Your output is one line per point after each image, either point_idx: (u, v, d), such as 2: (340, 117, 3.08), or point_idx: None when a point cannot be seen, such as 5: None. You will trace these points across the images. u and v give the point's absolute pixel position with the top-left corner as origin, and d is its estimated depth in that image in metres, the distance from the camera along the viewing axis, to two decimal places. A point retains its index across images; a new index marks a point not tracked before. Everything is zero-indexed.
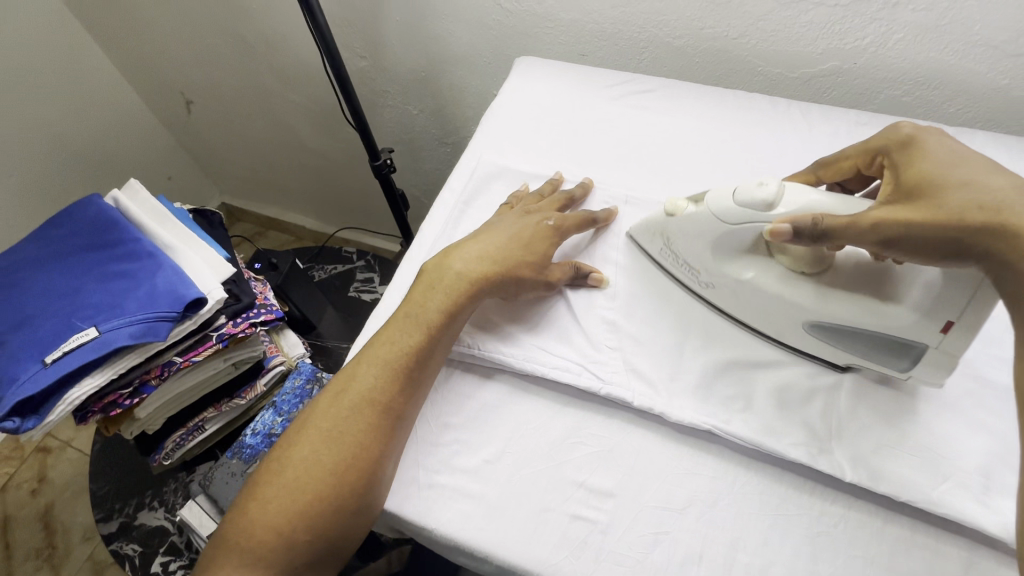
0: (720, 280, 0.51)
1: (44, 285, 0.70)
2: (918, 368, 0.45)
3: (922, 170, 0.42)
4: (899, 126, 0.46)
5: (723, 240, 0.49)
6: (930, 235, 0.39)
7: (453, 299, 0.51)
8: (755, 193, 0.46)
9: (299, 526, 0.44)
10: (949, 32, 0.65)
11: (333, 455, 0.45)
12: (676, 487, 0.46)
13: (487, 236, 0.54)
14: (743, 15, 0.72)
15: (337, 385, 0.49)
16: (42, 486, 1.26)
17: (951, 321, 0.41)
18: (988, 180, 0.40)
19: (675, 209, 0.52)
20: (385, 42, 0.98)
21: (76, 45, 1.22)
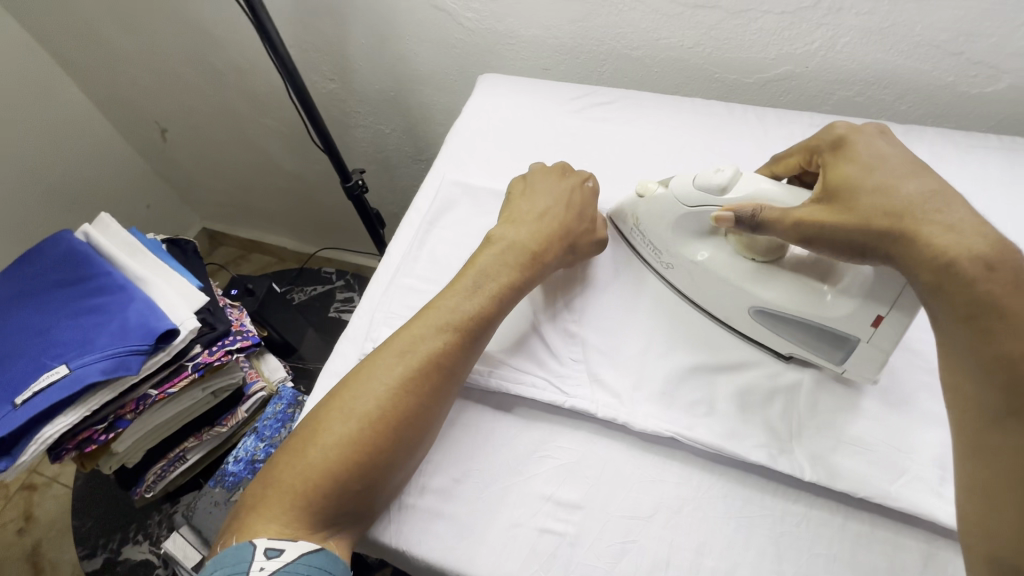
0: (679, 261, 0.53)
1: (16, 324, 0.70)
2: (851, 363, 0.47)
3: (845, 172, 0.43)
4: (834, 126, 0.47)
5: (683, 222, 0.52)
6: (841, 236, 0.41)
7: (522, 268, 0.53)
8: (712, 178, 0.48)
9: (358, 479, 0.44)
10: (892, 34, 0.67)
11: (399, 411, 0.46)
12: (642, 495, 0.46)
13: (548, 207, 0.57)
14: (696, 25, 0.74)
15: (408, 337, 0.49)
16: (30, 525, 1.24)
17: (882, 315, 0.43)
18: (903, 181, 0.40)
19: (644, 193, 0.54)
20: (352, 65, 0.99)
21: (49, 81, 1.23)
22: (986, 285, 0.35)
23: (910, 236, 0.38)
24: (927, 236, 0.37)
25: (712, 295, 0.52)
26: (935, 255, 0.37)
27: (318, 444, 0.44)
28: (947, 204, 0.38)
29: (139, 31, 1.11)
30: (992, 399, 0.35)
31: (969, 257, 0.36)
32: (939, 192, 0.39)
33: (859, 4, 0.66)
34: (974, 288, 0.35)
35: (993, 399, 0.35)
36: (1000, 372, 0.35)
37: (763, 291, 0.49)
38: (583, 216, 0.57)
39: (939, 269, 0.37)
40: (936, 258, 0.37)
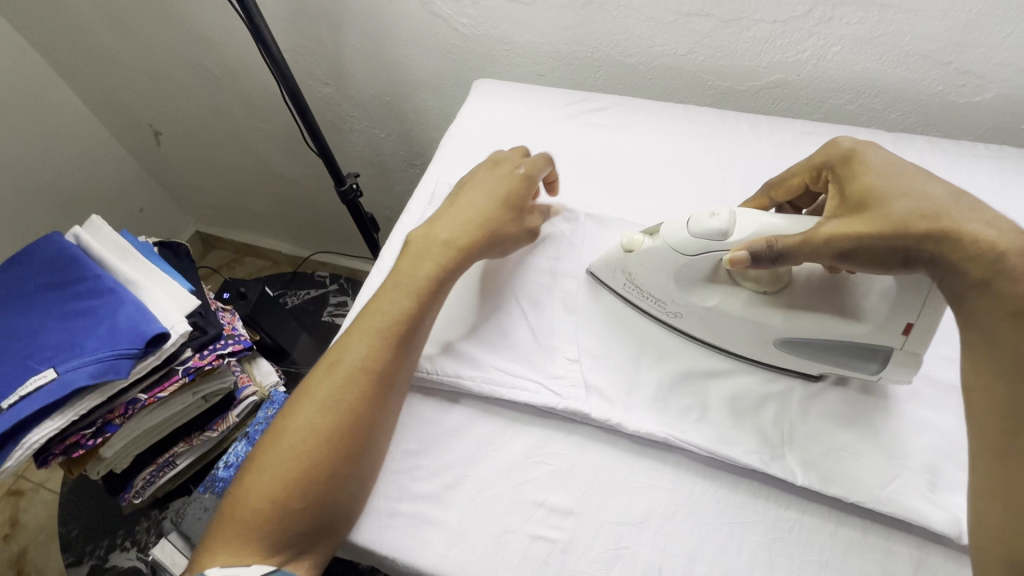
0: (686, 308, 0.51)
1: (3, 327, 0.69)
2: (887, 371, 0.46)
3: (866, 182, 0.43)
4: (838, 142, 0.48)
5: (683, 270, 0.50)
6: (878, 245, 0.41)
7: (445, 264, 0.53)
8: (707, 223, 0.47)
9: (298, 494, 0.43)
10: (883, 44, 0.68)
11: (329, 419, 0.45)
12: (636, 501, 0.46)
13: (468, 203, 0.57)
14: (689, 33, 0.74)
15: (332, 353, 0.49)
16: (15, 531, 1.22)
17: (911, 322, 0.43)
18: (929, 187, 0.41)
19: (632, 246, 0.52)
20: (347, 68, 0.99)
21: (41, 82, 1.22)
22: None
23: (951, 235, 0.38)
24: (972, 233, 0.38)
25: (723, 331, 0.51)
26: (986, 250, 0.37)
27: (254, 471, 0.44)
28: (976, 203, 0.39)
29: (133, 33, 1.11)
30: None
31: (1017, 248, 0.37)
32: (963, 193, 0.40)
33: (849, 14, 0.66)
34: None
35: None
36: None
37: (789, 321, 0.47)
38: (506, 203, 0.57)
39: (991, 265, 0.37)
40: (985, 253, 0.37)
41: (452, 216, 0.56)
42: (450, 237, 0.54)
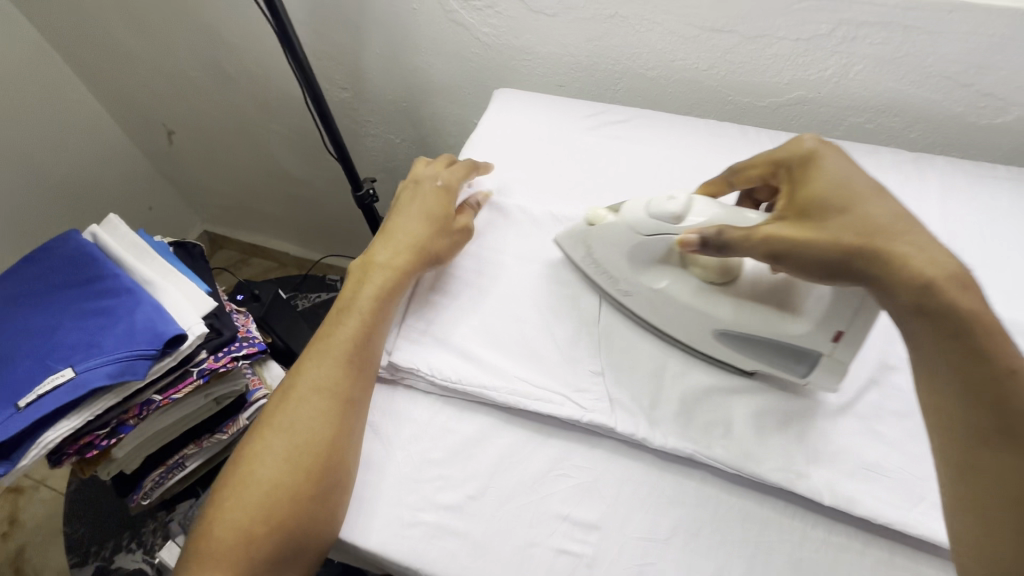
0: (637, 289, 0.53)
1: (19, 324, 0.69)
2: (812, 375, 0.48)
3: (815, 190, 0.44)
4: (803, 141, 0.48)
5: (642, 248, 0.52)
6: (811, 255, 0.42)
7: (385, 288, 0.56)
8: (665, 206, 0.49)
9: (262, 520, 0.45)
10: (905, 64, 0.68)
11: (284, 444, 0.48)
12: (660, 517, 0.46)
13: (399, 225, 0.59)
14: (711, 48, 0.75)
15: (284, 385, 0.52)
16: (14, 529, 1.21)
17: (841, 331, 0.44)
18: (870, 204, 0.42)
19: (595, 221, 0.54)
20: (365, 74, 0.99)
21: (57, 80, 1.22)
22: (964, 303, 0.38)
23: (877, 255, 0.40)
24: (902, 257, 0.39)
25: (670, 317, 0.52)
26: (914, 277, 0.39)
27: (218, 504, 0.47)
28: (913, 226, 0.41)
29: (152, 33, 1.11)
30: (976, 416, 0.37)
31: (941, 274, 0.38)
32: (903, 215, 0.41)
33: (873, 34, 0.67)
34: (957, 308, 0.38)
35: (979, 416, 0.37)
36: (985, 389, 0.37)
37: (720, 312, 0.49)
38: (439, 222, 0.60)
39: (918, 290, 0.39)
40: (914, 279, 0.39)
41: (387, 242, 0.58)
42: (387, 262, 0.57)
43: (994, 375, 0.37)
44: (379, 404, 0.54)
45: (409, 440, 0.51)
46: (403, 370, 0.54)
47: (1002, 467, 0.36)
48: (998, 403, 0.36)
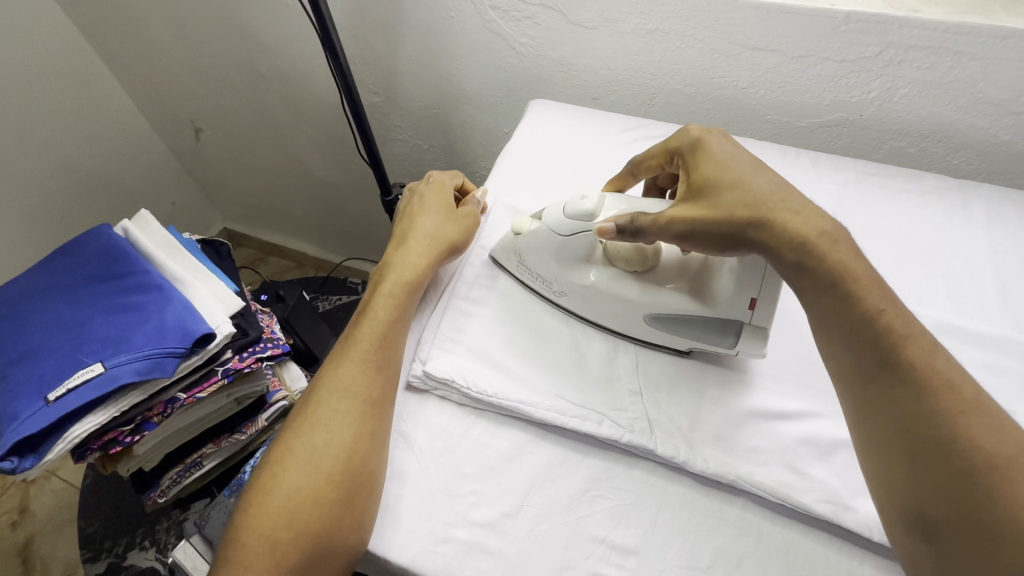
0: (570, 287, 0.55)
1: (49, 316, 0.69)
2: (740, 344, 0.51)
3: (706, 171, 0.50)
4: (688, 129, 0.54)
5: (564, 249, 0.55)
6: (711, 230, 0.47)
7: (399, 288, 0.56)
8: (580, 206, 0.52)
9: (288, 524, 0.46)
10: (953, 90, 0.67)
11: (310, 449, 0.48)
12: (699, 545, 0.45)
13: (409, 230, 0.60)
14: (752, 67, 0.74)
15: (307, 390, 0.53)
16: (23, 519, 1.20)
17: (755, 297, 0.49)
18: (752, 177, 0.48)
19: (520, 230, 0.57)
20: (398, 79, 1.00)
21: (91, 75, 1.24)
22: (838, 253, 0.44)
23: (766, 224, 0.45)
24: (783, 223, 0.45)
25: (603, 309, 0.54)
26: (795, 240, 0.45)
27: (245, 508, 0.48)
28: (787, 195, 0.47)
29: (187, 31, 1.12)
30: (864, 360, 0.42)
31: (814, 231, 0.45)
32: (779, 184, 0.48)
33: (922, 58, 0.66)
34: (829, 257, 0.44)
35: (864, 360, 0.42)
36: (863, 332, 0.42)
37: (649, 300, 0.52)
38: (445, 219, 0.61)
39: (798, 246, 0.45)
40: (794, 241, 0.45)
41: (400, 244, 0.60)
42: (399, 263, 0.58)
43: (869, 316, 0.42)
44: (412, 413, 0.53)
45: (442, 452, 0.50)
46: (436, 381, 0.53)
47: (887, 404, 0.41)
48: (874, 341, 0.42)
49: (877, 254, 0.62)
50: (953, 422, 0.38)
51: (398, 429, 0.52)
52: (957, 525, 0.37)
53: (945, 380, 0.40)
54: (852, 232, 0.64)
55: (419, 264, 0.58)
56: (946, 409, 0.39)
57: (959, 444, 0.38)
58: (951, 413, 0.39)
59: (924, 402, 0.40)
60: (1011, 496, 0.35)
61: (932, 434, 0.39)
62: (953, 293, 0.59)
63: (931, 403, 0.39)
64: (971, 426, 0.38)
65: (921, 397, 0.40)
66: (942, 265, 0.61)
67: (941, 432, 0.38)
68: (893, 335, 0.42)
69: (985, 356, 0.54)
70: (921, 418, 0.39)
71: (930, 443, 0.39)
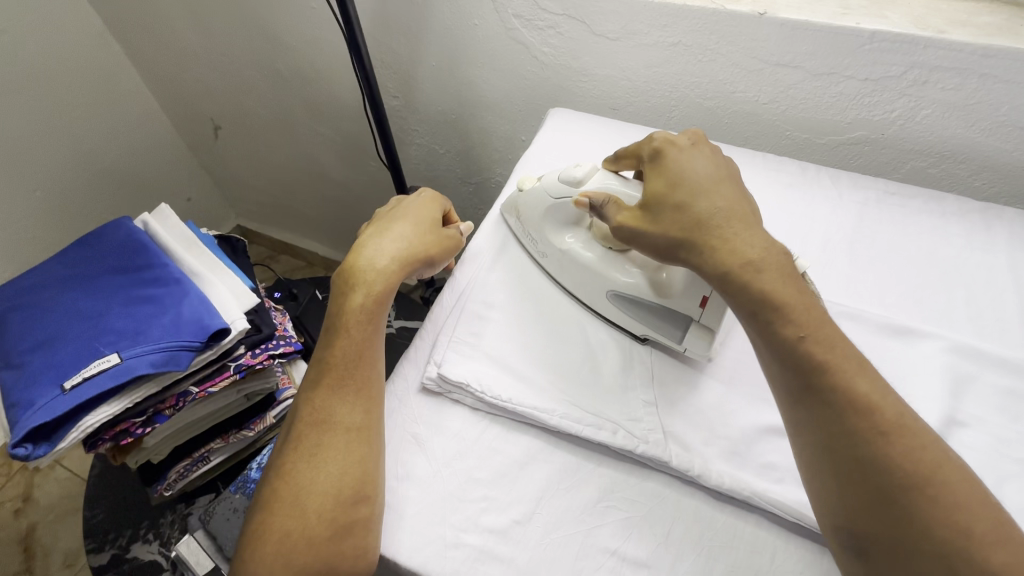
0: (551, 251, 0.59)
1: (68, 305, 0.69)
2: (687, 341, 0.53)
3: (655, 187, 0.49)
4: (652, 139, 0.53)
5: (553, 212, 0.59)
6: (650, 242, 0.48)
7: (371, 304, 0.53)
8: (572, 173, 0.56)
9: (283, 568, 0.44)
10: (977, 112, 0.67)
11: (298, 486, 0.46)
12: (713, 561, 0.44)
13: (369, 243, 0.56)
14: (774, 82, 0.74)
15: (290, 425, 0.51)
16: (26, 506, 1.21)
17: (706, 297, 0.51)
18: (700, 197, 0.46)
19: (524, 187, 0.62)
20: (418, 84, 1.01)
21: (115, 69, 1.26)
22: (760, 283, 0.41)
23: (700, 244, 0.44)
24: (710, 245, 0.44)
25: (573, 275, 0.58)
26: (715, 265, 0.43)
27: (243, 551, 0.46)
28: (728, 219, 0.44)
29: (211, 30, 1.13)
30: (786, 379, 0.41)
31: (736, 261, 0.42)
32: (723, 208, 0.45)
33: (946, 79, 0.66)
34: (750, 287, 0.42)
35: (790, 379, 0.40)
36: (788, 356, 0.40)
37: (609, 273, 0.55)
38: (422, 229, 0.58)
39: (718, 275, 0.43)
40: (718, 264, 0.43)
41: (357, 256, 0.55)
42: (368, 273, 0.54)
43: (785, 342, 0.40)
44: (426, 415, 0.53)
45: (454, 457, 0.50)
46: (452, 384, 0.53)
47: (818, 427, 0.39)
48: (801, 366, 0.40)
49: (897, 274, 0.62)
50: (877, 444, 0.37)
51: (411, 431, 0.52)
52: (886, 540, 0.37)
53: (864, 402, 0.38)
54: (872, 251, 0.64)
55: (391, 277, 0.54)
56: (866, 432, 0.38)
57: (885, 466, 0.37)
58: (875, 436, 0.37)
59: (845, 425, 0.38)
60: (931, 514, 0.35)
61: (854, 456, 0.38)
62: (975, 316, 0.58)
63: (851, 426, 0.38)
64: (889, 449, 0.37)
65: (839, 423, 0.38)
66: (962, 287, 0.60)
67: (869, 453, 0.37)
68: (814, 360, 0.39)
69: (1008, 381, 0.53)
70: (841, 444, 0.38)
71: (858, 465, 0.38)
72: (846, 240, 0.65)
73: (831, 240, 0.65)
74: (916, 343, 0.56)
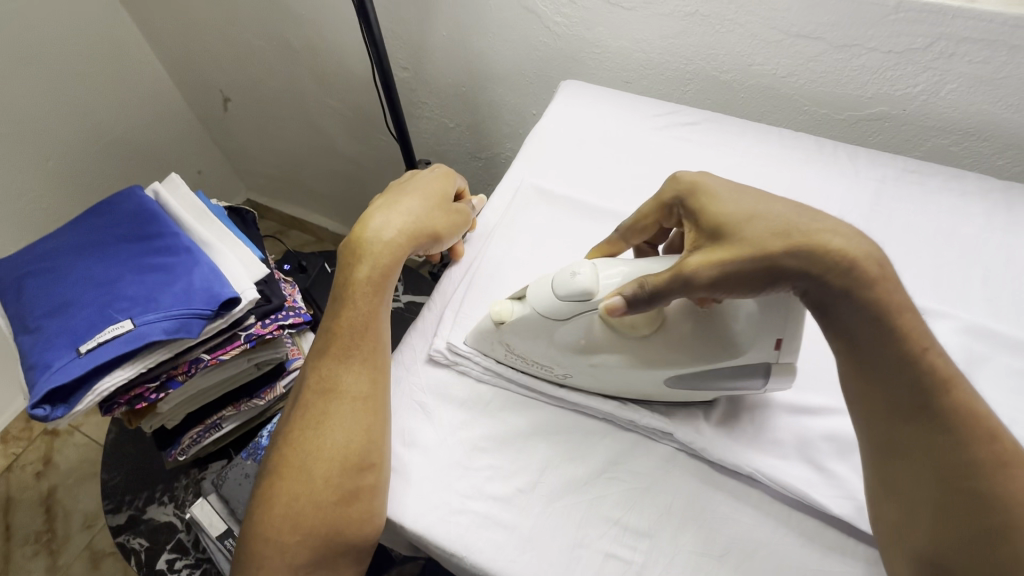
0: (574, 368, 0.49)
1: (81, 272, 0.70)
2: (771, 379, 0.47)
3: (720, 209, 0.43)
4: (677, 177, 0.48)
5: (557, 336, 0.49)
6: (750, 265, 0.40)
7: (375, 277, 0.53)
8: (570, 283, 0.46)
9: (290, 531, 0.45)
10: (1004, 86, 0.65)
11: (303, 454, 0.47)
12: (714, 532, 0.45)
13: (377, 216, 0.56)
14: (793, 54, 0.72)
15: (297, 393, 0.52)
16: (47, 469, 1.24)
17: (780, 337, 0.44)
18: (774, 203, 0.42)
19: (502, 318, 0.50)
20: (429, 56, 0.99)
21: (125, 39, 1.24)
22: (886, 288, 0.38)
23: (809, 247, 0.39)
24: (832, 245, 0.39)
25: (612, 379, 0.49)
26: (842, 270, 0.38)
27: (252, 513, 0.48)
28: (817, 216, 0.41)
29: None
30: (900, 396, 0.38)
31: (862, 255, 0.38)
32: (802, 207, 0.42)
33: (974, 52, 0.63)
34: (877, 291, 0.38)
35: (905, 398, 0.38)
36: (906, 370, 0.38)
37: (662, 366, 0.46)
38: (430, 204, 0.58)
39: (843, 272, 0.38)
40: (843, 262, 0.38)
41: (367, 227, 0.55)
42: (372, 245, 0.54)
43: (909, 357, 0.38)
44: (433, 385, 0.53)
45: (460, 426, 0.51)
46: (457, 354, 0.54)
47: (932, 449, 0.37)
48: (917, 384, 0.38)
49: (914, 254, 0.61)
50: (994, 476, 0.36)
51: (419, 400, 0.52)
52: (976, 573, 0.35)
53: (985, 429, 0.37)
54: (888, 230, 0.63)
55: (396, 250, 0.54)
56: (983, 460, 0.36)
57: (998, 501, 0.35)
58: (991, 466, 0.36)
59: (960, 451, 0.37)
60: None
61: (975, 485, 0.36)
62: (991, 297, 0.57)
63: (968, 452, 0.37)
64: (1007, 483, 0.36)
65: (956, 446, 0.37)
66: (980, 268, 0.59)
67: (979, 484, 0.36)
68: (933, 379, 0.38)
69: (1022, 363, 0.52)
70: (955, 469, 0.37)
71: (968, 497, 0.36)
72: (861, 218, 0.64)
73: (846, 219, 0.64)
74: (929, 324, 0.55)
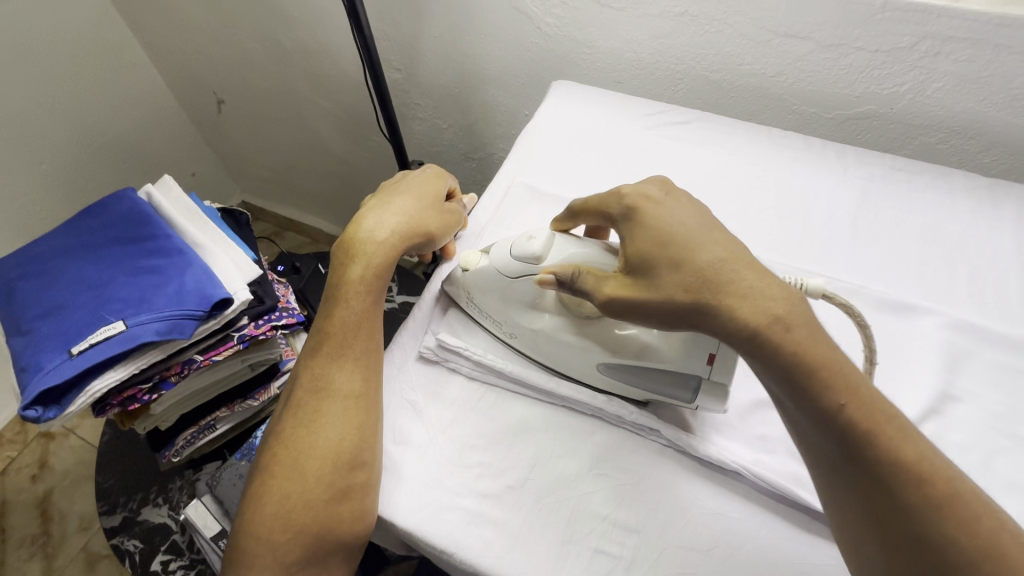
0: (519, 331, 0.52)
1: (74, 274, 0.70)
2: (699, 399, 0.47)
3: (641, 245, 0.43)
4: (622, 194, 0.47)
5: (510, 293, 0.51)
6: (649, 308, 0.41)
7: (369, 276, 0.54)
8: (526, 247, 0.49)
9: (281, 529, 0.45)
10: (989, 85, 0.65)
11: (295, 453, 0.47)
12: (702, 528, 0.45)
13: (372, 216, 0.56)
14: (782, 54, 0.73)
15: (289, 392, 0.52)
16: (42, 472, 1.24)
17: (713, 352, 0.45)
18: (699, 250, 0.40)
19: (468, 264, 0.54)
20: (421, 57, 0.99)
21: (118, 41, 1.24)
22: (789, 344, 0.36)
23: (709, 305, 0.38)
24: (727, 307, 0.38)
25: (553, 353, 0.51)
26: (741, 330, 0.38)
27: (244, 511, 0.48)
28: (742, 270, 0.39)
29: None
30: (826, 451, 0.37)
31: (763, 318, 0.37)
32: (727, 259, 0.39)
33: (959, 50, 0.64)
34: (785, 349, 0.36)
35: (829, 452, 0.36)
36: (825, 422, 0.36)
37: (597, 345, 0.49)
38: (424, 204, 0.58)
39: (746, 338, 0.37)
40: (741, 328, 0.38)
41: (362, 228, 0.55)
42: (367, 245, 0.54)
43: (829, 411, 0.36)
44: (424, 383, 0.54)
45: (451, 424, 0.51)
46: (448, 352, 0.54)
47: (863, 499, 0.35)
48: (839, 438, 0.36)
49: (900, 251, 0.61)
50: (932, 520, 0.33)
51: (410, 398, 0.53)
52: None
53: (923, 472, 0.34)
54: (875, 228, 0.63)
55: (390, 249, 0.55)
56: (919, 506, 0.33)
57: (938, 546, 0.33)
58: (926, 510, 0.33)
59: (891, 500, 0.34)
60: None
61: (910, 533, 0.33)
62: (976, 293, 0.58)
63: (896, 501, 0.34)
64: (947, 525, 0.33)
65: (885, 497, 0.34)
66: (965, 265, 0.60)
67: (915, 530, 0.33)
68: (857, 431, 0.35)
69: (1006, 359, 0.53)
70: (890, 521, 0.34)
71: (907, 542, 0.34)
72: (849, 215, 0.64)
73: (833, 217, 0.64)
74: (915, 320, 0.55)
